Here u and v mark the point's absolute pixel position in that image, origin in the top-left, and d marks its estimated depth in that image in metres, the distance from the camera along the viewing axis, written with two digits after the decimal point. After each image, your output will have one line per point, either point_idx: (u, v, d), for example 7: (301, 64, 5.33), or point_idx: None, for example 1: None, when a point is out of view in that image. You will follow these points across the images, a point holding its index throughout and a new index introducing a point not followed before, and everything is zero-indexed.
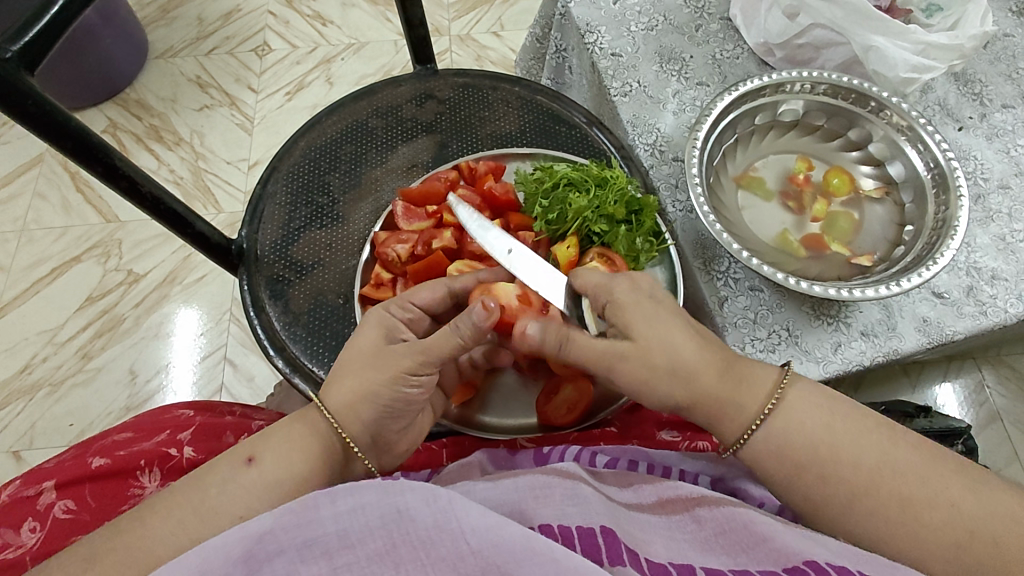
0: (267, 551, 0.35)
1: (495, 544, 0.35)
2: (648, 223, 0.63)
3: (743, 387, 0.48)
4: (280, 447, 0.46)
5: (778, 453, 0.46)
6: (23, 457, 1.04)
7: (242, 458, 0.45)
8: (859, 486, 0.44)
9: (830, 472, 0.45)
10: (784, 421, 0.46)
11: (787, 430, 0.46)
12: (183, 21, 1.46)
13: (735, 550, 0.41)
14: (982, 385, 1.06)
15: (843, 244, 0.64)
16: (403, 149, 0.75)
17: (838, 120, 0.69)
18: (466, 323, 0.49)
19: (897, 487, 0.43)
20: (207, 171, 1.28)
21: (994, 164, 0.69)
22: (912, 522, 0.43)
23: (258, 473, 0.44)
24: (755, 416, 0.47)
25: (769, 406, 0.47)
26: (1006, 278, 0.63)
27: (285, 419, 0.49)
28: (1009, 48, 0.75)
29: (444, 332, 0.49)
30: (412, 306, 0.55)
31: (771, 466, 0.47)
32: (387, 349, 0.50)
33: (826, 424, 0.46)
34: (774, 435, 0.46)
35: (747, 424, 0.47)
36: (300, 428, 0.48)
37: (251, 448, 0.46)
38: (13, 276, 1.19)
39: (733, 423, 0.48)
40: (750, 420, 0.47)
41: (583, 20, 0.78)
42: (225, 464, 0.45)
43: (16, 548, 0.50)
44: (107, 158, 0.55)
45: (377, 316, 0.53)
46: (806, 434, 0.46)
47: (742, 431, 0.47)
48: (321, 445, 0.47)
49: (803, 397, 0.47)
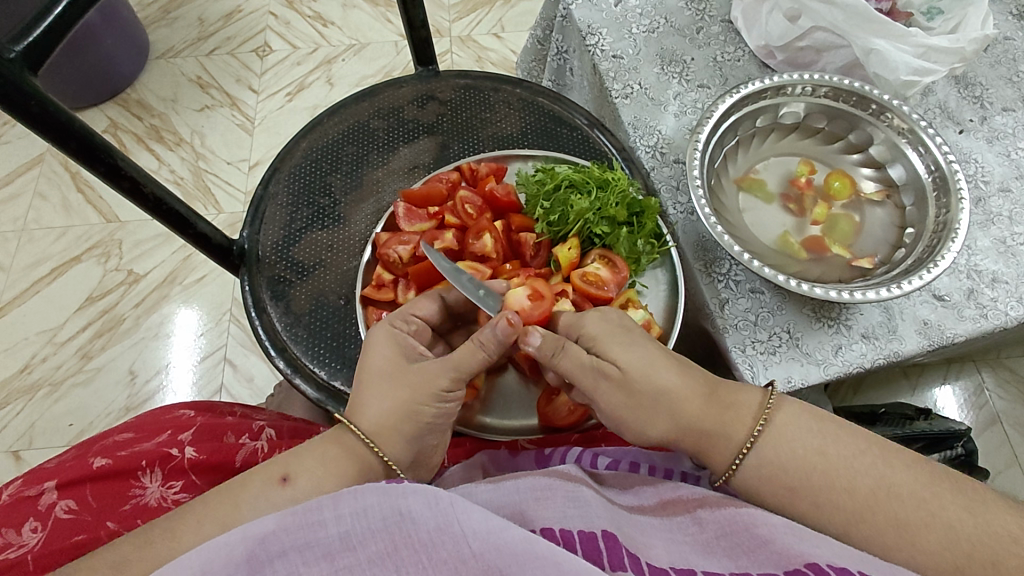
0: (269, 552, 0.35)
1: (496, 547, 0.35)
2: (649, 225, 0.63)
3: (729, 413, 0.48)
4: (307, 463, 0.45)
5: (773, 476, 0.46)
6: (22, 457, 1.04)
7: (277, 476, 0.44)
8: (855, 506, 0.44)
9: (824, 492, 0.45)
10: (775, 441, 0.47)
11: (779, 452, 0.46)
12: (183, 21, 1.46)
13: (735, 553, 0.41)
14: (982, 387, 1.07)
15: (844, 247, 0.64)
16: (405, 150, 0.75)
17: (838, 122, 0.69)
18: (489, 336, 0.51)
19: (890, 503, 0.43)
20: (208, 171, 1.28)
21: (995, 167, 0.69)
22: (908, 540, 0.42)
23: (267, 474, 0.45)
24: (742, 445, 0.47)
25: (756, 431, 0.47)
26: (1007, 281, 0.63)
27: (318, 437, 0.48)
28: (1009, 51, 0.75)
29: (470, 347, 0.51)
30: (415, 319, 0.57)
31: (769, 478, 0.46)
32: (400, 365, 0.51)
33: (819, 440, 0.46)
34: (766, 457, 0.46)
35: (732, 456, 0.48)
36: (332, 450, 0.46)
37: (284, 466, 0.45)
38: (12, 276, 1.19)
39: (720, 452, 0.48)
40: (734, 452, 0.47)
41: (584, 21, 0.78)
42: (256, 472, 0.45)
43: (18, 548, 0.50)
44: (109, 158, 0.55)
45: (387, 333, 0.53)
46: (799, 454, 0.46)
47: (728, 464, 0.48)
48: (355, 468, 0.46)
49: (791, 413, 0.48)
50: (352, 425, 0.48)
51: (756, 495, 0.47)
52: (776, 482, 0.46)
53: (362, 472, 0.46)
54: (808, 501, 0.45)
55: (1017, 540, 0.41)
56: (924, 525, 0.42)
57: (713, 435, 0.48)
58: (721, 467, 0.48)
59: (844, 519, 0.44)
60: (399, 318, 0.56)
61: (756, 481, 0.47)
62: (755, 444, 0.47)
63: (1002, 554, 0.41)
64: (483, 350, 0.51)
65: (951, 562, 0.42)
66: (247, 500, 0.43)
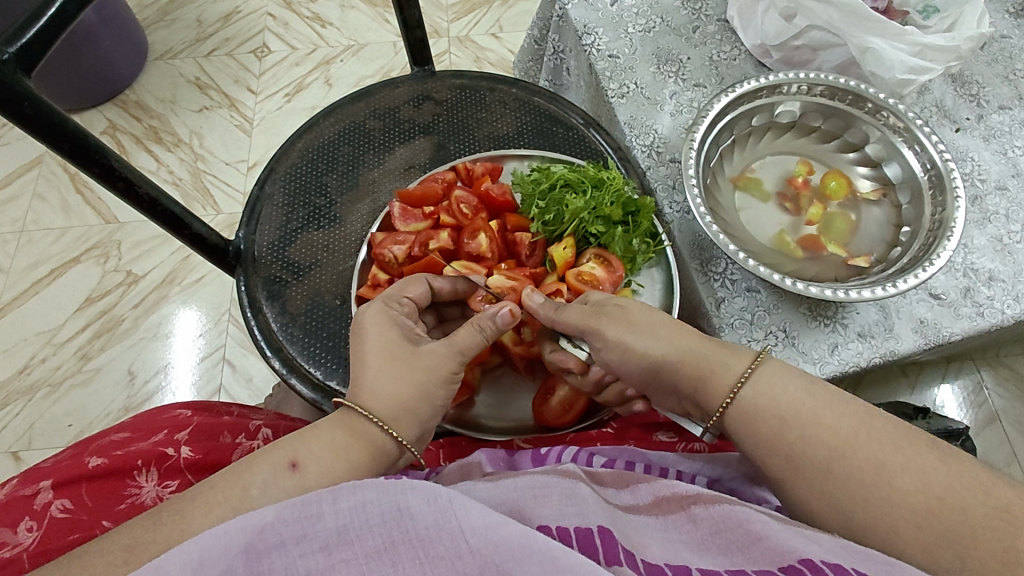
0: (268, 543, 0.35)
1: (494, 543, 0.35)
2: (644, 224, 0.63)
3: (732, 350, 0.49)
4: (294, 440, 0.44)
5: (766, 406, 0.46)
6: (22, 458, 1.04)
7: (286, 463, 0.43)
8: (837, 443, 0.43)
9: (815, 425, 0.44)
10: (768, 376, 0.47)
11: (772, 386, 0.46)
12: (182, 22, 1.46)
13: (731, 550, 0.40)
14: (981, 386, 1.06)
15: (840, 245, 0.65)
16: (401, 150, 0.75)
17: (833, 121, 0.69)
18: (489, 321, 0.53)
19: (874, 447, 0.42)
20: (207, 172, 1.28)
21: (991, 165, 0.69)
22: (901, 506, 0.40)
23: (274, 458, 0.43)
24: (741, 374, 0.48)
25: (748, 371, 0.47)
26: (1003, 279, 0.63)
27: (324, 423, 0.47)
28: (1005, 50, 0.75)
29: (470, 330, 0.53)
30: (406, 301, 0.56)
31: (763, 452, 0.46)
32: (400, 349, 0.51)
33: (809, 391, 0.45)
34: (760, 389, 0.46)
35: (731, 384, 0.48)
36: (344, 436, 0.46)
37: (293, 451, 0.43)
38: (12, 277, 1.19)
39: (715, 388, 0.48)
40: (733, 381, 0.48)
41: (580, 22, 0.78)
42: (262, 453, 0.43)
43: (14, 546, 0.50)
44: (104, 159, 0.55)
45: (382, 313, 0.53)
46: (793, 392, 0.45)
47: (720, 402, 0.48)
48: (370, 456, 0.46)
49: (779, 368, 0.47)
50: (365, 411, 0.48)
51: (748, 427, 0.46)
52: (767, 414, 0.46)
53: (374, 458, 0.46)
54: (797, 432, 0.44)
55: (987, 491, 0.39)
56: (903, 468, 0.41)
57: (710, 362, 0.49)
58: (715, 403, 0.48)
59: (826, 455, 0.43)
60: (392, 300, 0.56)
61: (746, 419, 0.46)
62: (748, 381, 0.47)
63: (970, 502, 0.39)
64: (481, 334, 0.53)
65: (925, 506, 0.39)
66: (256, 484, 0.41)
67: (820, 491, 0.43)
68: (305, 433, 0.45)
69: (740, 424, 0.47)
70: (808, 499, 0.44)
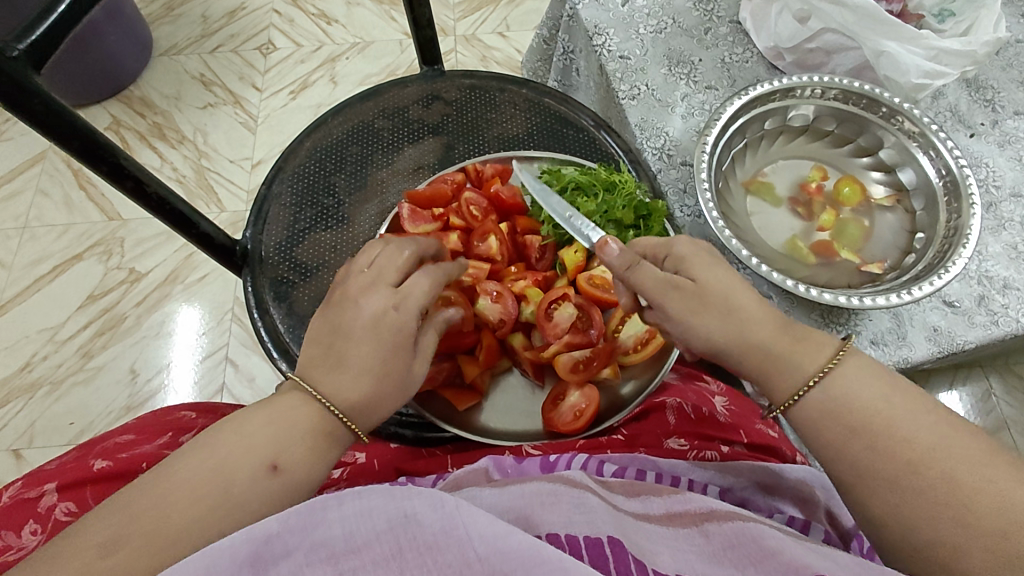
0: (274, 554, 0.34)
1: (501, 551, 0.34)
2: (655, 227, 0.62)
3: (799, 342, 0.47)
4: (263, 437, 0.43)
5: (835, 408, 0.44)
6: (23, 456, 1.03)
7: (265, 465, 0.41)
8: (905, 460, 0.41)
9: (877, 431, 0.42)
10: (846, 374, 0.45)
11: (849, 387, 0.44)
12: (187, 18, 1.45)
13: (742, 563, 0.40)
14: (988, 394, 1.06)
15: (853, 252, 0.64)
16: (409, 151, 0.74)
17: (848, 125, 0.68)
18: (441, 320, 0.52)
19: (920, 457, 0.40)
20: (211, 169, 1.27)
21: (1006, 171, 0.68)
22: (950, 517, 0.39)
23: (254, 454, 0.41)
24: (815, 373, 0.45)
25: (827, 368, 0.45)
26: (1018, 287, 0.62)
27: (291, 411, 0.44)
28: (1021, 55, 0.74)
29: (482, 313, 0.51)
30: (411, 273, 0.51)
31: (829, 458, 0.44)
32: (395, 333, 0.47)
33: (880, 395, 0.44)
34: (833, 391, 0.45)
35: (800, 384, 0.46)
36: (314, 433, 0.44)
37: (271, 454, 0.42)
38: (14, 273, 1.18)
39: (786, 381, 0.46)
40: (803, 381, 0.46)
41: (592, 21, 0.77)
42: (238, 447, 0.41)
43: (17, 550, 0.49)
44: (112, 157, 0.55)
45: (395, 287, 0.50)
46: (864, 394, 0.44)
47: (787, 396, 0.46)
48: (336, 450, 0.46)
49: (862, 366, 0.45)
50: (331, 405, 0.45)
51: (812, 427, 0.45)
52: (839, 420, 0.44)
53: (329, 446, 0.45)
54: (866, 436, 0.43)
55: None
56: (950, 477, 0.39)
57: (783, 360, 0.47)
58: (781, 398, 0.47)
59: (893, 461, 0.41)
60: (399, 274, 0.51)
61: (816, 418, 0.45)
62: (820, 382, 0.45)
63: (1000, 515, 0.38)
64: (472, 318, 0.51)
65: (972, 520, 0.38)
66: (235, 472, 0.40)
67: (877, 508, 0.42)
68: (275, 425, 0.43)
69: (809, 412, 0.45)
70: (868, 510, 0.42)
